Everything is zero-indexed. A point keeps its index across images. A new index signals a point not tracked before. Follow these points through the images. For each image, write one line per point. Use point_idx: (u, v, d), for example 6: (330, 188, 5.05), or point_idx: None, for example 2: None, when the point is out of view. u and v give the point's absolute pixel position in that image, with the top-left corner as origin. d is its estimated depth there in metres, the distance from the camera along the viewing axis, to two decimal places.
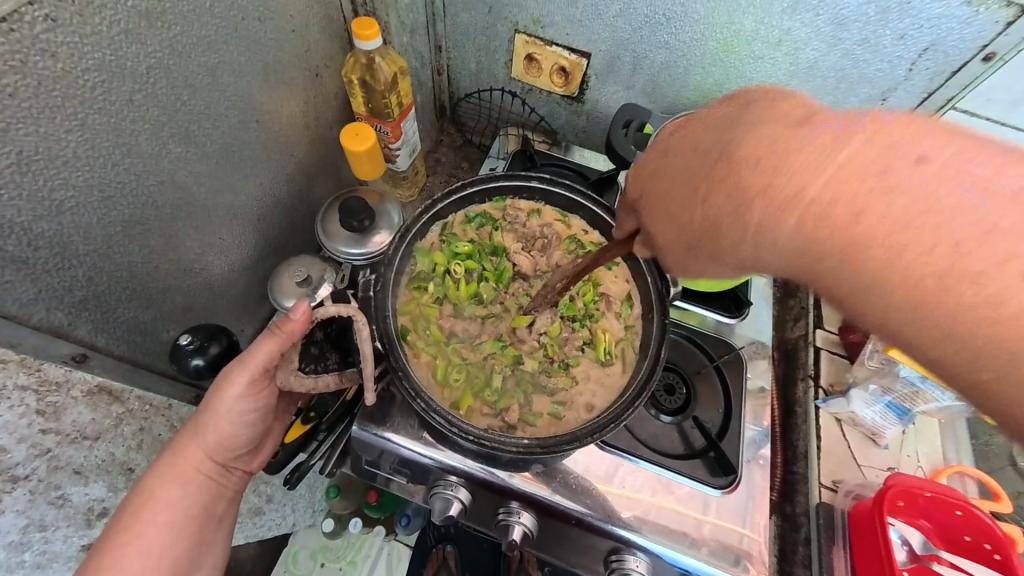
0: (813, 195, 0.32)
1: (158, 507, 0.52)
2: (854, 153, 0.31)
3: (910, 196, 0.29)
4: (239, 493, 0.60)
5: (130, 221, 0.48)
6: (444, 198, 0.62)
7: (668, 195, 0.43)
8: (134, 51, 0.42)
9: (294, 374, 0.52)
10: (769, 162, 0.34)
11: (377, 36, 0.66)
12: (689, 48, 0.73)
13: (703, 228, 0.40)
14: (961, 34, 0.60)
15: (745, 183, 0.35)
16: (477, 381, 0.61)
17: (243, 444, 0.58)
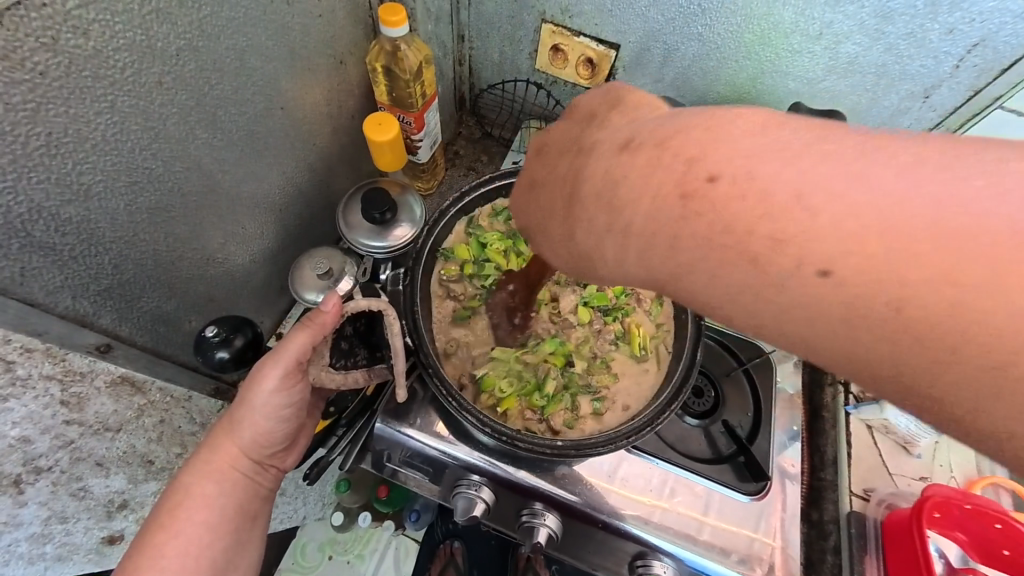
0: (659, 203, 0.28)
1: (197, 503, 0.51)
2: (691, 145, 0.28)
3: (762, 188, 0.25)
4: (272, 491, 0.58)
5: (156, 208, 0.47)
6: (470, 192, 0.60)
7: (538, 212, 0.40)
8: (164, 32, 0.41)
9: (325, 369, 0.53)
10: (619, 171, 0.31)
11: (403, 22, 0.64)
12: (724, 40, 0.71)
13: (573, 250, 0.36)
14: (1014, 30, 0.58)
15: (601, 189, 0.32)
16: (526, 384, 0.60)
17: (278, 439, 0.56)
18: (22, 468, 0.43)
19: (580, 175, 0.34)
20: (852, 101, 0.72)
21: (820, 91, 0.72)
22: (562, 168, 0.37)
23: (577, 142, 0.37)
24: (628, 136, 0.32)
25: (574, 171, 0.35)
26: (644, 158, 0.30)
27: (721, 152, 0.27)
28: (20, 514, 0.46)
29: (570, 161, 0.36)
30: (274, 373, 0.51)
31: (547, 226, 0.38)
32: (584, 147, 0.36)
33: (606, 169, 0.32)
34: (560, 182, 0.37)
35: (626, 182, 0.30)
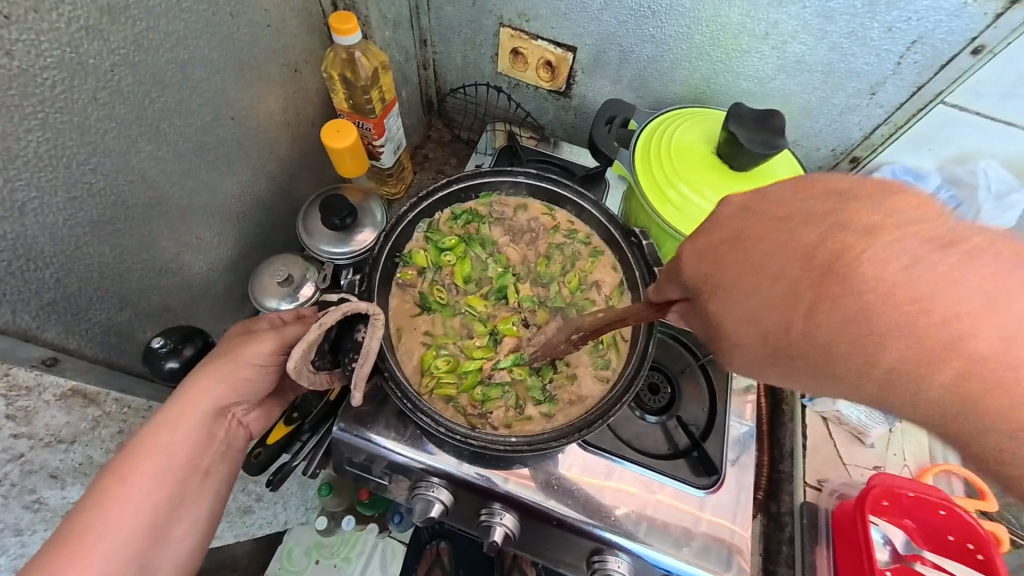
0: (946, 325, 0.24)
1: (149, 451, 0.48)
2: (981, 269, 0.24)
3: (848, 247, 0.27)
4: (229, 447, 0.55)
5: (101, 221, 0.47)
6: (427, 197, 0.61)
7: (743, 272, 0.33)
8: (97, 48, 0.41)
9: (307, 370, 0.51)
10: (930, 282, 0.25)
11: (356, 30, 0.64)
12: (676, 41, 0.72)
13: (792, 335, 0.29)
14: (950, 27, 0.59)
15: (889, 289, 0.25)
16: (466, 378, 0.59)
17: (246, 390, 0.55)
18: None
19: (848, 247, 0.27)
20: (803, 100, 0.73)
21: (771, 89, 0.73)
22: (812, 237, 0.29)
23: (823, 218, 0.29)
24: (903, 236, 0.26)
25: (835, 248, 0.28)
26: (950, 266, 0.25)
27: (1004, 282, 0.24)
28: None
29: (820, 233, 0.29)
30: (267, 346, 0.53)
31: (754, 291, 0.32)
32: (848, 222, 0.28)
33: (908, 278, 0.25)
34: (803, 252, 0.29)
35: (921, 291, 0.25)
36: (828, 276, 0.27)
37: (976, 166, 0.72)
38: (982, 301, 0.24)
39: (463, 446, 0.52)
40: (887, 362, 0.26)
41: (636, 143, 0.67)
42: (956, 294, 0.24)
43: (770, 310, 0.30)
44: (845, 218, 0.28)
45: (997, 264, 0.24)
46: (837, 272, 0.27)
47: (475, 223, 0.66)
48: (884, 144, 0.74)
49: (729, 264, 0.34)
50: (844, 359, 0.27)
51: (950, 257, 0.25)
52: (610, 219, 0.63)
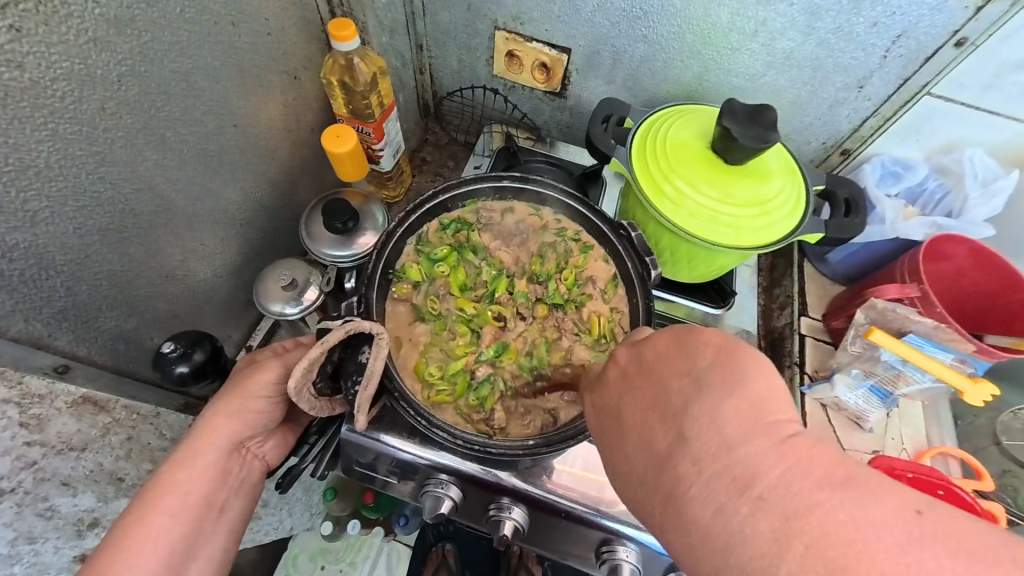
0: (753, 539, 0.27)
1: (169, 486, 0.49)
2: (792, 504, 0.27)
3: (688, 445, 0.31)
4: (244, 482, 0.55)
5: (108, 229, 0.48)
6: (417, 210, 0.62)
7: (624, 437, 0.36)
8: (104, 59, 0.42)
9: (308, 394, 0.48)
10: (752, 520, 0.28)
11: (354, 37, 0.65)
12: (668, 40, 0.73)
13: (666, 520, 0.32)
14: (932, 21, 0.61)
15: (709, 516, 0.29)
16: (467, 388, 0.59)
17: (260, 423, 0.55)
18: None
19: (682, 445, 0.32)
20: (793, 95, 0.75)
21: (762, 86, 0.75)
22: (662, 443, 0.33)
23: (672, 402, 0.34)
24: (723, 460, 0.30)
25: (673, 467, 0.32)
26: (750, 499, 0.28)
27: (814, 515, 0.26)
28: None
29: (668, 439, 0.33)
30: (273, 374, 0.52)
31: (631, 469, 0.35)
32: (688, 433, 0.32)
33: (724, 503, 0.29)
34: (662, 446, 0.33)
35: (734, 521, 0.28)
36: (667, 492, 0.32)
37: (962, 155, 0.73)
38: (805, 539, 0.26)
39: (483, 455, 0.52)
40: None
41: (632, 142, 0.68)
42: (751, 527, 0.27)
43: (638, 496, 0.34)
44: (705, 417, 0.31)
45: (800, 504, 0.27)
46: (677, 478, 0.31)
47: (464, 232, 0.66)
48: (873, 136, 0.76)
49: (608, 430, 0.38)
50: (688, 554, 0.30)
51: (762, 479, 0.28)
52: (596, 214, 0.65)
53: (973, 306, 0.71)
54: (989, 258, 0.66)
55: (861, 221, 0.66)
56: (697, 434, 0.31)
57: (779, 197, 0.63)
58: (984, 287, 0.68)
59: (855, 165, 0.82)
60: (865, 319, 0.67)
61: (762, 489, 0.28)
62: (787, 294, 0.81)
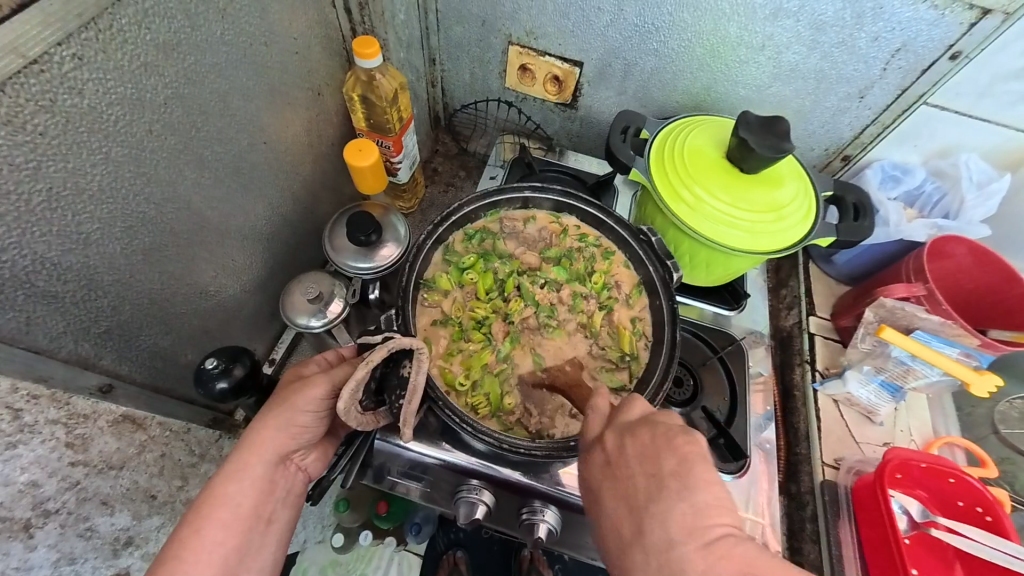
0: None
1: (220, 499, 0.49)
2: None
3: (655, 523, 0.40)
4: (289, 493, 0.55)
5: (151, 248, 0.49)
6: (443, 221, 0.62)
7: (600, 503, 0.45)
8: (153, 83, 0.43)
9: (353, 409, 0.48)
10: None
11: (377, 54, 0.67)
12: (678, 54, 0.76)
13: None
14: (930, 35, 0.64)
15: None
16: (502, 393, 0.60)
17: (305, 436, 0.55)
18: (31, 514, 0.43)
19: (641, 522, 0.41)
20: (797, 104, 0.78)
21: (768, 96, 0.78)
22: (629, 515, 0.42)
23: (639, 488, 0.43)
24: (670, 536, 0.39)
25: (636, 536, 0.41)
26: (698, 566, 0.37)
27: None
28: (30, 560, 0.44)
29: (633, 517, 0.42)
30: (321, 390, 0.52)
31: (606, 515, 0.44)
32: (649, 512, 0.41)
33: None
34: (627, 519, 0.42)
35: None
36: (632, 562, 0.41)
37: (957, 159, 0.77)
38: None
39: (527, 459, 0.53)
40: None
41: (650, 151, 0.70)
42: None
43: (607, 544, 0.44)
44: (669, 506, 0.40)
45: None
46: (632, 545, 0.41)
47: (488, 240, 0.67)
48: (873, 143, 0.80)
49: (592, 493, 0.47)
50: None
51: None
52: (617, 220, 0.66)
53: (973, 301, 0.74)
54: (988, 255, 0.70)
55: (871, 224, 0.69)
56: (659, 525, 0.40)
57: (792, 202, 0.66)
58: (985, 282, 0.72)
59: (857, 169, 0.85)
60: (874, 317, 0.70)
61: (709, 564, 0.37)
62: (795, 294, 0.84)
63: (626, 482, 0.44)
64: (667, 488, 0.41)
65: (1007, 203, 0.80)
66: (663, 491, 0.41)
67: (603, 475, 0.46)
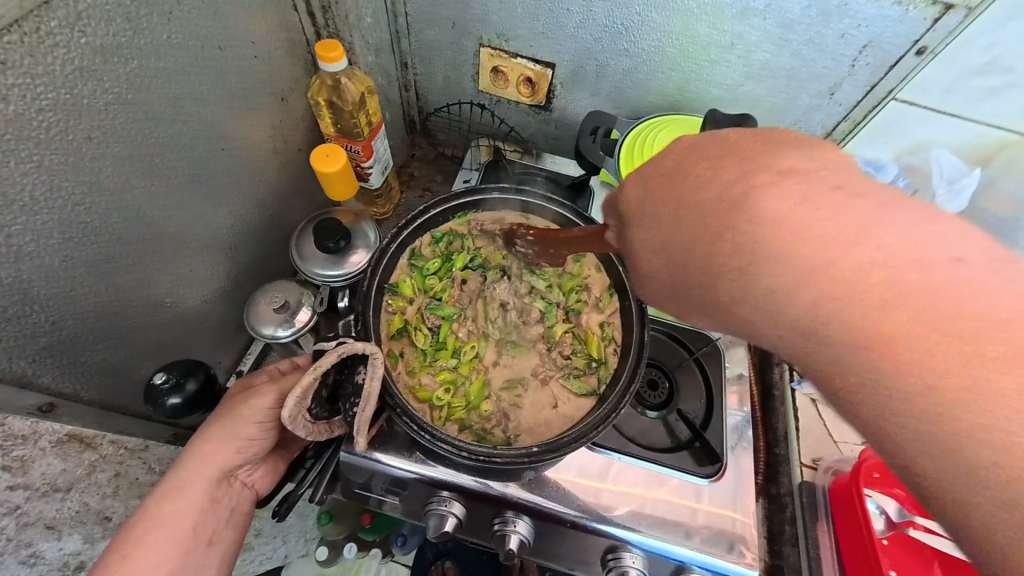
0: (839, 263, 0.28)
1: (156, 521, 0.47)
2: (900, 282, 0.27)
3: (783, 183, 0.31)
4: (234, 512, 0.53)
5: (97, 260, 0.47)
6: (407, 226, 0.61)
7: (664, 201, 0.36)
8: (90, 88, 0.41)
9: (302, 416, 0.45)
10: (852, 247, 0.28)
11: (341, 57, 0.66)
12: (649, 54, 0.76)
13: (723, 260, 0.32)
14: (896, 32, 0.64)
15: (756, 238, 0.30)
16: (468, 401, 0.59)
17: (251, 450, 0.53)
18: None
19: (743, 193, 0.32)
20: (769, 102, 0.78)
21: (740, 94, 0.78)
22: (721, 190, 0.33)
23: (733, 159, 0.34)
24: (813, 190, 0.30)
25: (734, 197, 0.32)
26: (854, 213, 0.29)
27: (923, 291, 0.26)
28: None
29: (731, 187, 0.32)
30: (268, 399, 0.52)
31: (672, 208, 0.35)
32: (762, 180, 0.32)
33: (796, 225, 0.29)
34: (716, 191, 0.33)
35: (813, 246, 0.29)
36: (732, 211, 0.32)
37: (929, 155, 0.77)
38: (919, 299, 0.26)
39: (488, 467, 0.51)
40: (813, 307, 0.28)
41: (620, 151, 0.69)
42: (857, 259, 0.28)
43: (677, 227, 0.34)
44: (798, 173, 0.31)
45: (892, 235, 0.27)
46: (723, 214, 0.32)
47: (455, 243, 0.66)
48: (845, 140, 0.80)
49: (655, 193, 0.37)
50: (729, 273, 0.31)
51: (890, 261, 0.27)
52: (587, 221, 0.65)
53: None
54: None
55: None
56: (787, 177, 0.31)
57: None
58: None
59: None
60: None
61: (876, 214, 0.28)
62: None
63: (712, 161, 0.35)
64: (791, 158, 0.33)
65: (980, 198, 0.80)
66: (789, 162, 0.32)
67: (676, 170, 0.36)
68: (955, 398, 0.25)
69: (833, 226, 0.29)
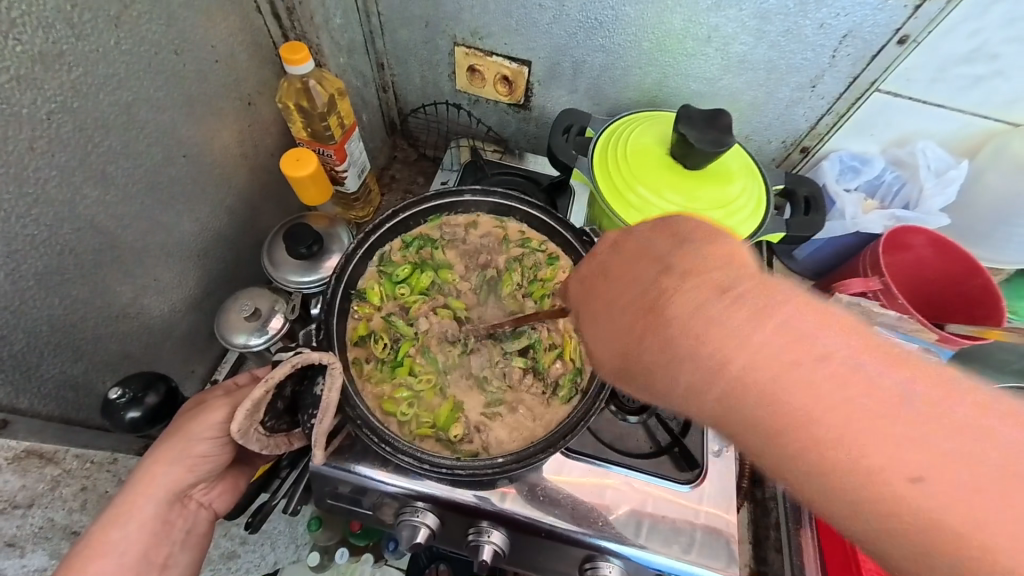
0: (789, 403, 0.31)
1: (101, 549, 0.48)
2: (804, 392, 0.31)
3: (729, 320, 0.34)
4: (189, 534, 0.54)
5: (48, 272, 0.47)
6: (375, 231, 0.60)
7: (622, 311, 0.40)
8: (30, 97, 0.41)
9: (255, 427, 0.45)
10: (797, 380, 0.31)
11: (308, 59, 0.64)
12: (625, 49, 0.74)
13: (680, 379, 0.35)
14: (875, 21, 0.62)
15: (700, 360, 0.34)
16: (436, 411, 0.58)
17: (204, 468, 0.53)
18: None
19: (686, 311, 0.35)
20: (749, 97, 0.76)
21: (720, 89, 0.76)
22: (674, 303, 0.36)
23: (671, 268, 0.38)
24: (751, 322, 0.33)
25: (679, 319, 0.35)
26: (792, 347, 0.32)
27: (861, 417, 0.30)
28: None
29: (686, 309, 0.35)
30: (218, 414, 0.52)
31: (631, 318, 0.39)
32: (702, 300, 0.35)
33: (741, 353, 0.33)
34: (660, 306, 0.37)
35: (757, 376, 0.32)
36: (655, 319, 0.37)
37: (915, 147, 0.75)
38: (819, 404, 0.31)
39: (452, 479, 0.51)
40: (784, 440, 0.31)
41: (593, 150, 0.68)
42: (805, 400, 0.31)
43: (635, 340, 0.38)
44: (737, 300, 0.34)
45: (803, 343, 0.32)
46: (670, 325, 0.36)
47: (427, 248, 0.65)
48: (829, 133, 0.78)
49: (614, 304, 0.41)
50: (652, 365, 0.37)
51: (765, 349, 0.32)
52: (561, 223, 0.63)
53: (935, 293, 0.73)
54: (950, 248, 0.68)
55: (820, 219, 0.67)
56: (688, 280, 0.36)
57: (739, 199, 0.64)
58: (946, 273, 0.70)
59: (816, 162, 0.83)
60: None
61: (812, 359, 0.32)
62: None
63: (654, 271, 0.39)
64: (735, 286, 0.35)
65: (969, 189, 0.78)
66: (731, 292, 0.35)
67: (629, 279, 0.40)
68: (885, 509, 0.29)
69: (774, 366, 0.32)
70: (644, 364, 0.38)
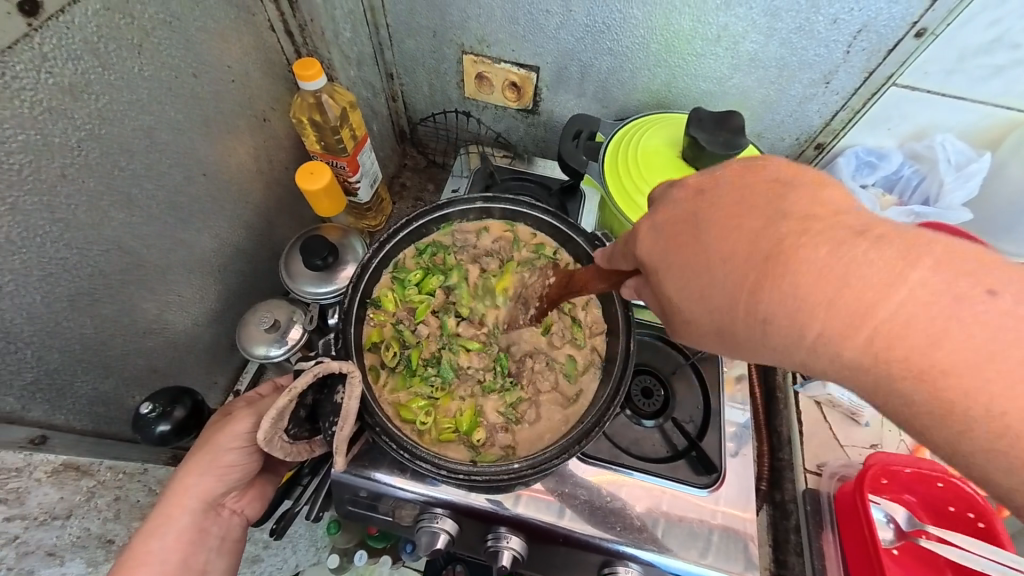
0: (910, 349, 0.29)
1: (142, 560, 0.49)
2: (939, 315, 0.28)
3: (844, 259, 0.30)
4: (224, 539, 0.56)
5: (78, 293, 0.49)
6: (390, 239, 0.61)
7: (697, 254, 0.36)
8: (61, 127, 0.43)
9: (279, 435, 0.46)
10: (922, 322, 0.28)
11: (319, 74, 0.65)
12: (633, 52, 0.74)
13: (772, 320, 0.33)
14: (891, 14, 0.61)
15: (802, 304, 0.31)
16: (449, 420, 0.58)
17: (232, 476, 0.55)
18: None
19: (786, 250, 0.32)
20: (761, 94, 0.75)
21: (730, 87, 0.75)
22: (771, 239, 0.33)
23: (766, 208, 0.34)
24: (867, 265, 0.30)
25: (775, 260, 0.32)
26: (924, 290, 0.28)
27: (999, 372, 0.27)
28: None
29: (788, 245, 0.32)
30: (244, 424, 0.53)
31: (710, 261, 0.36)
32: (810, 242, 0.31)
33: (855, 289, 0.30)
34: (754, 246, 0.33)
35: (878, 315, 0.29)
36: (771, 260, 0.32)
37: (933, 141, 0.73)
38: (934, 342, 0.28)
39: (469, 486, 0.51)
40: (903, 384, 0.29)
41: (604, 155, 0.68)
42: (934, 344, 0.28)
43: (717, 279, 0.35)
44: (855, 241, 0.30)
45: (921, 264, 0.29)
46: (778, 259, 0.32)
47: (440, 255, 0.66)
48: (844, 129, 0.76)
49: (682, 239, 0.38)
50: (731, 310, 0.35)
51: (890, 293, 0.29)
52: (573, 228, 0.63)
53: None
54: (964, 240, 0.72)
55: None
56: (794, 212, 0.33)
57: None
58: None
59: (832, 157, 0.82)
60: None
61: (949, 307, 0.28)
62: None
63: (744, 209, 0.35)
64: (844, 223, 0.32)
65: (986, 182, 0.77)
66: (841, 237, 0.31)
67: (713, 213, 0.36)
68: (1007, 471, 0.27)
69: (896, 307, 0.29)
70: (724, 322, 0.36)
